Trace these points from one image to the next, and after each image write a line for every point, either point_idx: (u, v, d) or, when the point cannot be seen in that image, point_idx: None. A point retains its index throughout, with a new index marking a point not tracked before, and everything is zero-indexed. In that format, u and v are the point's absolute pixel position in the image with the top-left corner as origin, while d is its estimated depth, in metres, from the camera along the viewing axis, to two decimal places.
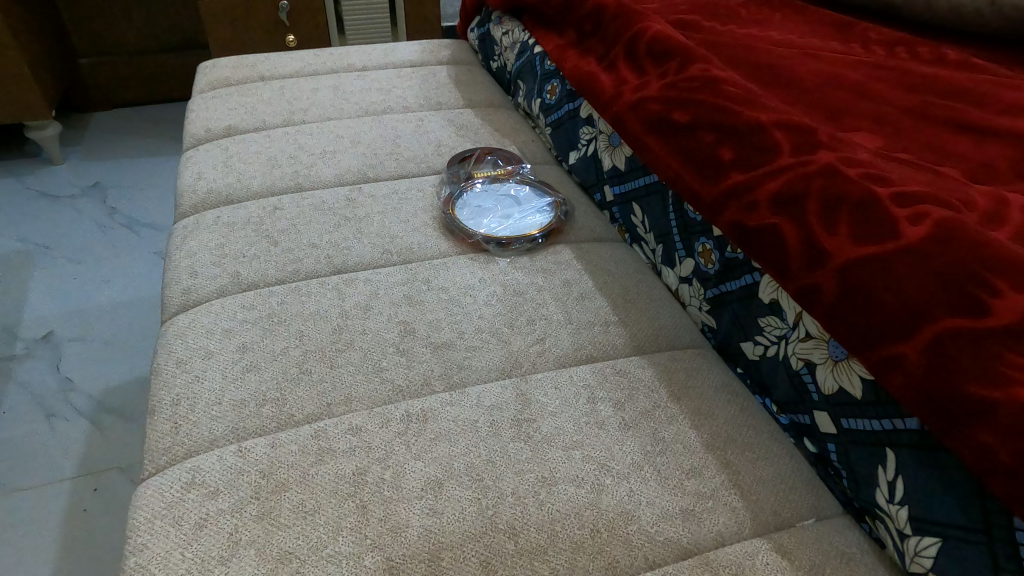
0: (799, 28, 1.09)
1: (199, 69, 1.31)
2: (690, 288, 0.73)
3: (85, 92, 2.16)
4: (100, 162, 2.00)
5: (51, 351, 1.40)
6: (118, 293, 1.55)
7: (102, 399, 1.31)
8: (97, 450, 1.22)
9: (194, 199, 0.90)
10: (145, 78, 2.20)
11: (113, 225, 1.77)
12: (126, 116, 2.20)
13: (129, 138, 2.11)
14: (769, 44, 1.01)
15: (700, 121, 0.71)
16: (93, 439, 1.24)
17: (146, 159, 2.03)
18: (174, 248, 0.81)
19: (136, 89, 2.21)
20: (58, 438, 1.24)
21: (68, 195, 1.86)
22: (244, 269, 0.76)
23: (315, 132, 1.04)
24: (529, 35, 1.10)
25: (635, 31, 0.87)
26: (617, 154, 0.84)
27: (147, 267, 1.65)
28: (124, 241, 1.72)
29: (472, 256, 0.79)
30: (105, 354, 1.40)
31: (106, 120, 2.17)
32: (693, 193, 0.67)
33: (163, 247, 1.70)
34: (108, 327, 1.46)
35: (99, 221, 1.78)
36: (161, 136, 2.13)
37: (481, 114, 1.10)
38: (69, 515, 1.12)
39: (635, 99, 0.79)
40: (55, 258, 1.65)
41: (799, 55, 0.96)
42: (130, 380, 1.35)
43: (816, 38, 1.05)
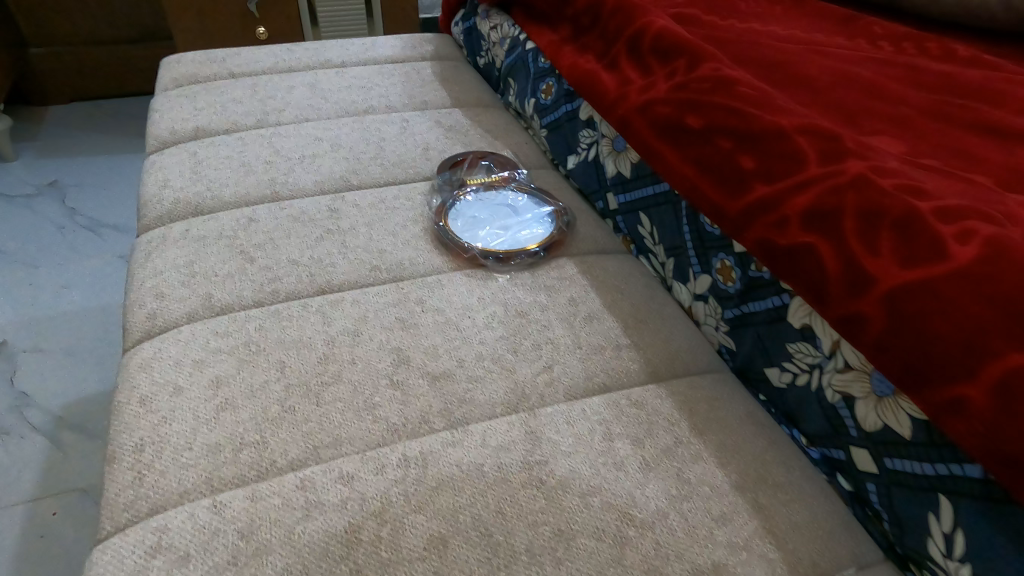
0: (803, 21, 1.02)
1: (163, 64, 1.22)
2: (706, 305, 0.68)
3: (37, 83, 2.04)
4: (57, 160, 1.89)
5: (4, 364, 1.30)
6: (77, 300, 1.45)
7: (62, 415, 1.22)
8: (56, 470, 1.13)
9: (159, 209, 0.83)
10: (106, 71, 2.08)
11: (73, 226, 1.66)
12: (85, 110, 2.09)
13: (89, 135, 1.99)
14: (775, 40, 0.95)
15: (716, 126, 0.65)
16: (54, 459, 1.15)
17: (108, 156, 1.92)
18: (138, 266, 0.73)
19: (94, 82, 2.10)
20: (14, 458, 1.15)
21: (22, 195, 1.75)
22: (216, 290, 0.69)
23: (292, 134, 0.97)
24: (519, 29, 1.02)
25: (635, 23, 0.80)
26: (621, 160, 0.77)
27: (110, 272, 1.55)
28: (85, 243, 1.62)
29: (468, 273, 0.73)
30: (64, 367, 1.30)
31: (65, 117, 2.05)
32: (712, 207, 0.61)
33: (128, 250, 1.60)
34: (67, 337, 1.37)
35: (57, 222, 1.67)
36: (124, 132, 2.02)
37: (471, 114, 1.03)
38: (23, 542, 1.03)
39: (641, 101, 0.72)
40: (8, 263, 1.54)
41: (807, 52, 0.90)
42: (93, 393, 1.26)
43: (822, 32, 0.99)
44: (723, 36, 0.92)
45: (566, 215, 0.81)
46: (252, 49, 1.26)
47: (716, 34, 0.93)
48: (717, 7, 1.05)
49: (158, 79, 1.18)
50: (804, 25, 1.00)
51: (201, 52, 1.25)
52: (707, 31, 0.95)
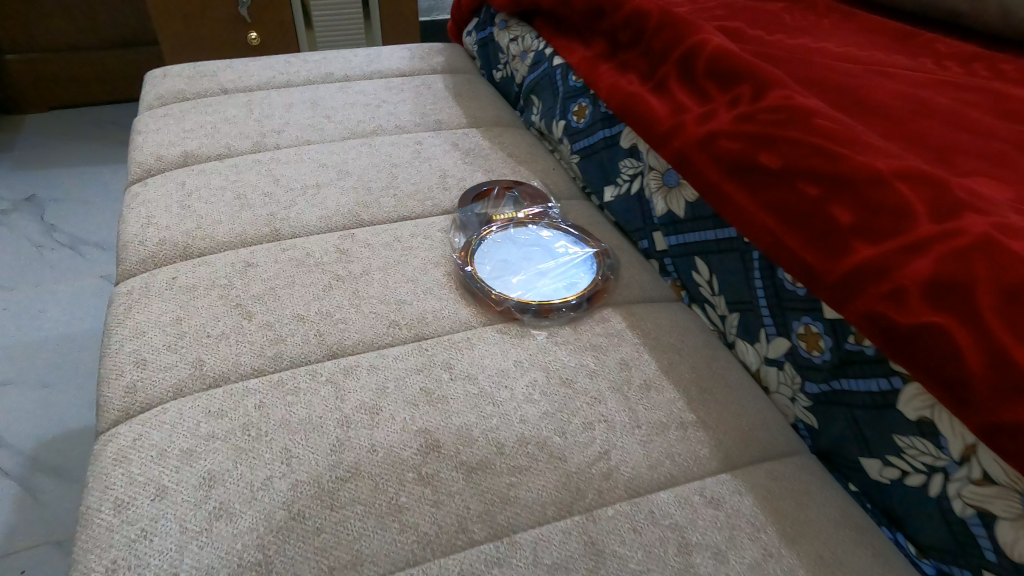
0: (855, 39, 0.93)
1: (148, 80, 1.14)
2: (781, 373, 0.59)
3: (11, 89, 1.91)
4: (36, 169, 1.78)
5: None
6: (54, 324, 1.34)
7: (36, 455, 1.11)
8: (29, 518, 1.03)
9: (143, 252, 0.73)
10: (88, 79, 1.97)
11: (52, 244, 1.55)
12: (65, 115, 1.98)
13: (70, 141, 1.89)
14: (830, 59, 0.85)
15: (797, 168, 0.55)
16: (25, 504, 1.04)
17: (91, 166, 1.82)
18: (115, 324, 0.65)
19: (73, 91, 1.98)
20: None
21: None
22: (208, 356, 0.60)
23: (293, 161, 0.88)
24: (543, 41, 0.92)
25: (683, 39, 0.71)
26: (674, 197, 0.68)
27: (92, 292, 1.44)
28: (65, 262, 1.51)
29: (501, 328, 0.62)
30: (38, 400, 1.19)
31: (46, 124, 1.94)
32: (802, 266, 0.52)
33: (111, 268, 1.49)
34: (43, 365, 1.26)
35: (35, 239, 1.56)
36: (106, 142, 1.90)
37: (490, 135, 0.93)
38: None
39: (702, 133, 0.62)
40: None
41: (871, 74, 0.80)
42: (71, 429, 1.15)
43: (879, 51, 0.89)
44: (774, 56, 0.82)
45: (609, 259, 0.71)
46: (246, 63, 1.17)
47: (766, 53, 0.83)
48: (760, 22, 0.95)
49: (143, 96, 1.10)
50: (857, 44, 0.91)
51: (190, 66, 1.17)
52: (756, 49, 0.85)
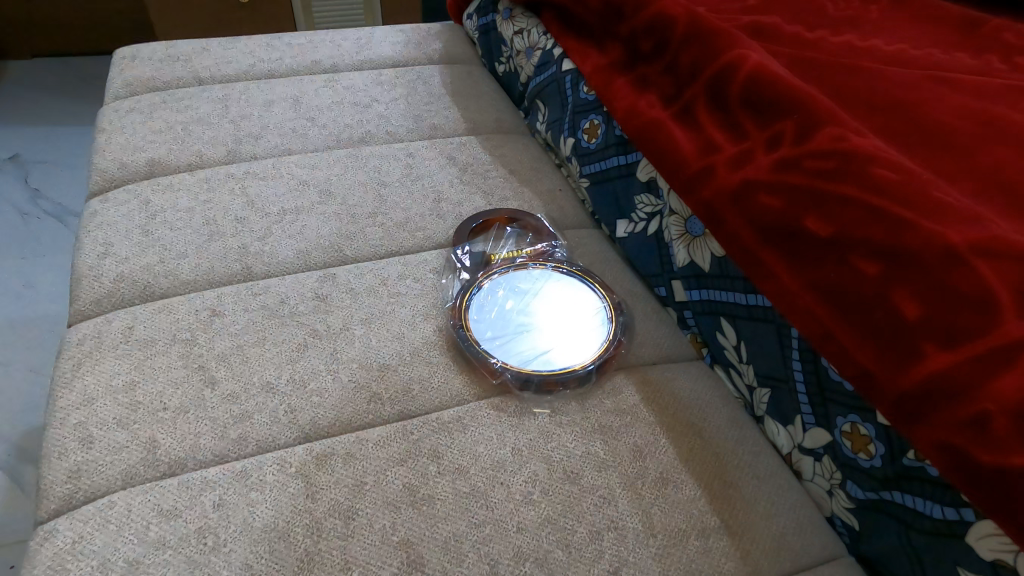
0: (910, 31, 0.78)
1: (114, 61, 0.99)
2: (817, 464, 0.51)
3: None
4: (17, 130, 1.68)
5: None
6: (39, 305, 1.28)
7: (23, 444, 1.06)
8: (17, 510, 0.99)
9: (96, 291, 0.63)
10: (78, 26, 1.87)
11: (36, 212, 1.48)
12: (50, 69, 1.89)
13: (53, 101, 1.78)
14: (887, 55, 0.73)
15: (851, 238, 0.46)
16: (12, 498, 1.00)
17: (75, 128, 1.71)
18: (60, 386, 0.55)
19: (59, 39, 1.89)
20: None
21: None
22: (164, 436, 0.52)
23: (269, 176, 0.77)
24: (551, 39, 0.80)
25: (713, 55, 0.60)
26: (698, 248, 0.59)
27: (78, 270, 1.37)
28: (50, 233, 1.43)
29: (497, 404, 0.55)
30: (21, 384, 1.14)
31: (28, 79, 1.84)
32: (857, 369, 0.43)
33: None
34: (28, 348, 1.20)
35: (18, 206, 1.48)
36: (95, 101, 1.80)
37: (491, 147, 0.84)
38: None
39: (736, 183, 0.52)
40: None
41: (932, 81, 0.66)
42: None
43: (937, 48, 0.75)
44: (815, 63, 0.69)
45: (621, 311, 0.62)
46: (225, 43, 1.03)
47: (806, 59, 0.70)
48: (796, 11, 0.80)
49: (108, 82, 0.95)
50: (912, 38, 0.76)
51: (161, 47, 1.01)
52: (793, 52, 0.72)
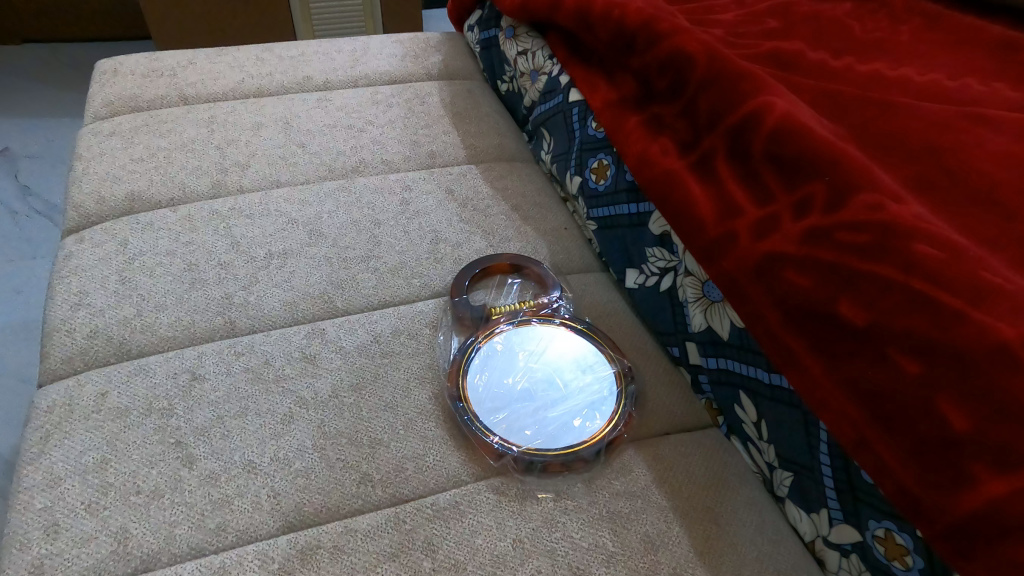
0: (946, 55, 0.70)
1: (95, 74, 0.92)
2: (844, 559, 0.47)
3: None
4: (8, 122, 1.63)
5: None
6: (31, 311, 1.24)
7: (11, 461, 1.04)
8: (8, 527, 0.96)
9: (68, 348, 0.59)
10: (71, 12, 1.80)
11: (26, 211, 1.43)
12: (42, 57, 1.82)
13: (45, 91, 1.72)
14: (927, 80, 0.66)
15: (891, 330, 0.41)
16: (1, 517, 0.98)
17: (67, 120, 1.66)
18: (25, 461, 0.51)
19: (51, 25, 1.82)
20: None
21: None
22: (137, 525, 0.47)
23: (256, 213, 0.72)
24: (558, 65, 0.75)
25: (735, 101, 0.54)
26: (716, 314, 0.54)
27: None
28: (39, 235, 1.39)
29: (498, 487, 0.51)
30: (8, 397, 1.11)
31: (16, 68, 1.77)
32: (897, 486, 0.39)
33: None
34: (19, 356, 1.17)
35: (7, 205, 1.44)
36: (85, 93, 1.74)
37: (492, 178, 0.79)
38: None
39: (760, 256, 0.48)
40: None
41: (971, 119, 0.59)
42: None
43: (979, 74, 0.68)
44: (840, 96, 0.62)
45: (631, 377, 0.58)
46: (213, 53, 0.95)
47: (831, 92, 0.63)
48: (820, 34, 0.73)
49: (87, 99, 0.88)
50: (948, 66, 0.68)
51: (144, 57, 0.94)
52: (815, 84, 0.65)
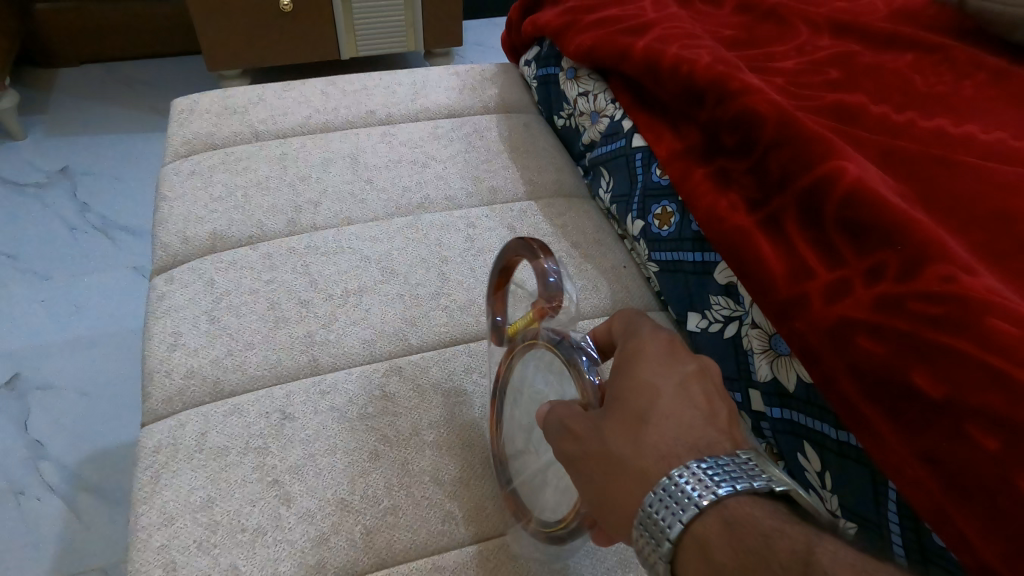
0: (1009, 110, 0.70)
1: (173, 113, 0.97)
2: None
3: (47, 46, 1.85)
4: (69, 139, 1.70)
5: (18, 405, 1.17)
6: (95, 325, 1.30)
7: (81, 473, 1.09)
8: (75, 542, 1.01)
9: (169, 388, 0.63)
10: (129, 31, 1.88)
11: (85, 228, 1.49)
12: (101, 75, 1.90)
13: (103, 108, 1.80)
14: (994, 136, 0.66)
15: (968, 405, 0.42)
16: (73, 527, 1.03)
17: (125, 136, 1.73)
18: (140, 502, 0.56)
19: (108, 44, 1.90)
20: (26, 523, 1.03)
21: (33, 182, 1.58)
22: (245, 561, 0.52)
23: (331, 250, 0.76)
24: (620, 109, 0.79)
25: (804, 163, 0.57)
26: (783, 367, 0.56)
27: (131, 290, 1.38)
28: (100, 248, 1.45)
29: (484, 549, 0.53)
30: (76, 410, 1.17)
31: (78, 85, 1.86)
32: (978, 561, 0.40)
33: (147, 262, 1.43)
34: (83, 372, 1.23)
35: (68, 222, 1.50)
36: (139, 109, 1.81)
37: (552, 214, 0.82)
38: None
39: (833, 319, 0.50)
40: (20, 275, 1.39)
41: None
42: (113, 447, 1.12)
43: None
44: (907, 157, 0.64)
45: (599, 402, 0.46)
46: (281, 89, 0.99)
47: (896, 151, 0.65)
48: (879, 87, 0.75)
49: (167, 137, 0.93)
50: (1014, 123, 0.68)
51: (218, 94, 0.98)
52: (879, 142, 0.66)
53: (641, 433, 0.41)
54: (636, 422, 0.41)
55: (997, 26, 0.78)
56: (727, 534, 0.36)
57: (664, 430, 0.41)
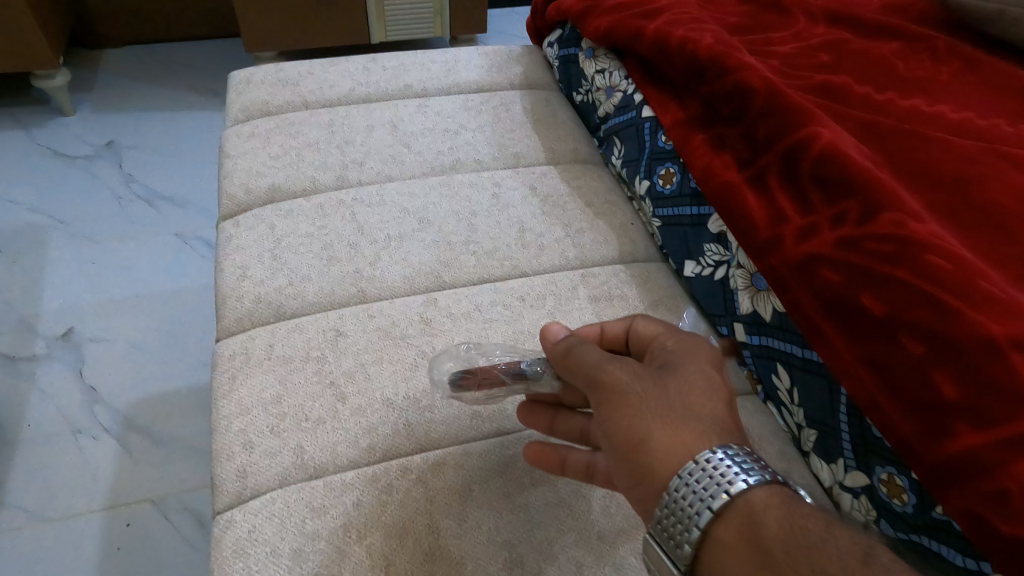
0: (980, 93, 0.78)
1: (230, 84, 1.08)
2: (855, 501, 0.57)
3: (95, 27, 1.97)
4: (116, 116, 1.82)
5: (72, 352, 1.28)
6: (142, 283, 1.42)
7: (130, 416, 1.20)
8: (126, 477, 1.12)
9: (239, 309, 0.75)
10: (172, 14, 2.00)
11: (131, 197, 1.60)
12: (144, 55, 2.02)
13: (147, 88, 1.92)
14: (962, 113, 0.75)
15: (902, 320, 0.52)
16: (123, 464, 1.14)
17: (168, 114, 1.84)
18: (221, 395, 0.68)
19: (152, 25, 2.02)
20: (82, 458, 1.14)
21: (82, 155, 1.70)
22: (309, 443, 0.63)
23: (375, 203, 0.87)
24: (633, 84, 0.89)
25: (787, 129, 0.67)
26: (761, 300, 0.66)
27: (173, 252, 1.49)
28: (144, 215, 1.57)
29: (519, 482, 0.61)
30: (127, 359, 1.28)
31: (123, 65, 1.98)
32: (897, 436, 0.51)
33: (187, 229, 1.55)
34: (130, 326, 1.34)
35: (115, 190, 1.62)
36: (181, 88, 1.93)
37: (568, 177, 0.92)
38: (102, 553, 1.03)
39: (801, 255, 0.60)
40: (72, 237, 1.50)
41: (994, 156, 0.66)
42: (159, 393, 1.23)
43: (1015, 102, 0.76)
44: (881, 128, 0.72)
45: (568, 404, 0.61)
46: (326, 65, 1.10)
47: (873, 124, 0.72)
48: (864, 69, 0.83)
49: (227, 105, 1.04)
50: (979, 101, 0.76)
51: (269, 68, 1.09)
52: (858, 115, 0.74)
53: (656, 418, 0.45)
54: (646, 404, 0.45)
55: (974, 18, 0.86)
56: (718, 548, 0.41)
57: (672, 407, 0.45)
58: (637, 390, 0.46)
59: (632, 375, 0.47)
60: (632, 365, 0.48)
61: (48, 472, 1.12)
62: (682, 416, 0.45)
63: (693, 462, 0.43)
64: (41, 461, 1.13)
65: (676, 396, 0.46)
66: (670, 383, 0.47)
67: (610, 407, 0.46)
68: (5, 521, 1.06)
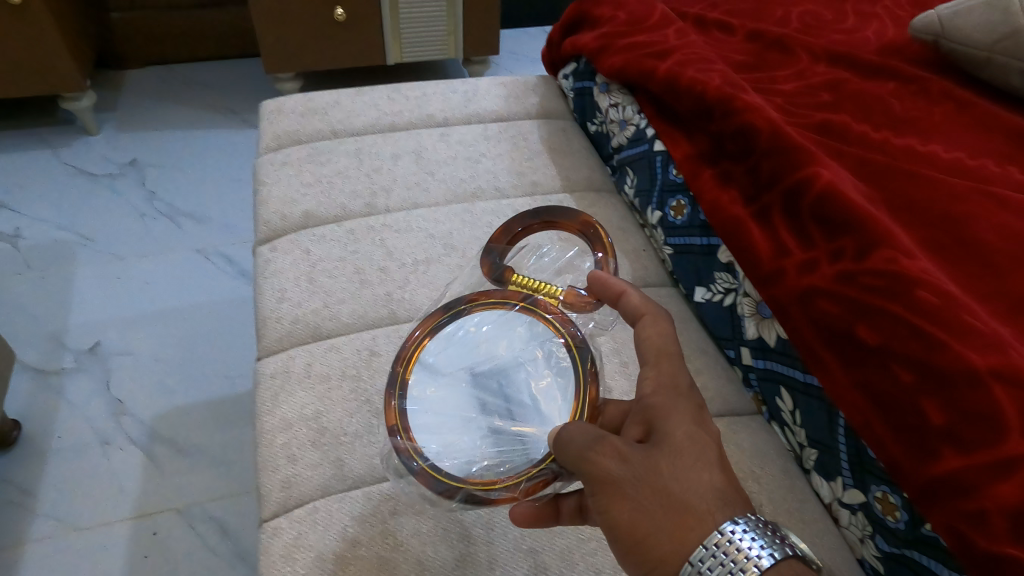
0: (969, 133, 0.83)
1: (262, 113, 1.14)
2: (853, 516, 0.62)
3: (120, 48, 2.04)
4: (140, 135, 1.89)
5: (100, 365, 1.34)
6: (167, 298, 1.47)
7: (156, 428, 1.25)
8: (153, 487, 1.17)
9: (279, 330, 0.81)
10: (194, 36, 2.07)
11: (155, 214, 1.67)
12: (166, 75, 2.09)
13: (169, 107, 1.98)
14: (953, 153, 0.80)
15: (894, 350, 0.57)
16: (149, 474, 1.19)
17: (189, 133, 1.91)
18: (265, 411, 0.73)
19: (173, 46, 2.08)
20: (112, 468, 1.20)
21: (107, 173, 1.76)
22: (348, 456, 0.68)
23: (403, 229, 0.92)
24: (645, 120, 0.95)
25: (789, 168, 0.73)
26: (766, 327, 0.72)
27: (196, 269, 1.55)
28: (167, 232, 1.62)
29: None
30: (154, 372, 1.34)
31: (146, 85, 2.05)
32: (889, 456, 0.56)
33: (208, 245, 1.61)
34: (154, 342, 1.39)
35: (139, 208, 1.68)
36: (202, 108, 2.00)
37: (583, 205, 0.97)
38: (131, 560, 1.09)
39: (802, 287, 0.66)
40: (97, 253, 1.56)
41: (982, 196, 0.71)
42: (185, 405, 1.29)
43: (1002, 143, 0.81)
44: (876, 167, 0.77)
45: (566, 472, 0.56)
46: (353, 95, 1.16)
47: (870, 162, 0.78)
48: (862, 108, 0.89)
49: (259, 134, 1.10)
50: (969, 141, 0.82)
51: (298, 97, 1.15)
52: (856, 153, 0.79)
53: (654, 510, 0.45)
54: (639, 492, 0.46)
55: (965, 60, 0.91)
56: None
57: (668, 494, 0.45)
58: (631, 479, 0.46)
59: (621, 462, 0.47)
60: (621, 448, 0.47)
61: (78, 481, 1.18)
62: (680, 499, 0.45)
63: (704, 547, 0.44)
64: (72, 471, 1.19)
65: (671, 477, 0.46)
66: (662, 461, 0.47)
67: (605, 499, 0.47)
68: (38, 529, 1.11)
